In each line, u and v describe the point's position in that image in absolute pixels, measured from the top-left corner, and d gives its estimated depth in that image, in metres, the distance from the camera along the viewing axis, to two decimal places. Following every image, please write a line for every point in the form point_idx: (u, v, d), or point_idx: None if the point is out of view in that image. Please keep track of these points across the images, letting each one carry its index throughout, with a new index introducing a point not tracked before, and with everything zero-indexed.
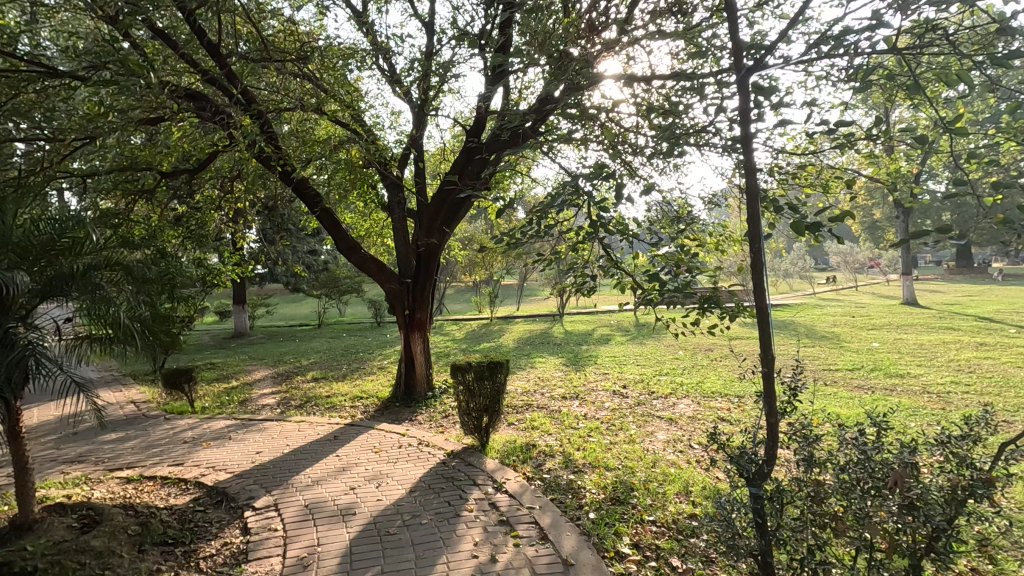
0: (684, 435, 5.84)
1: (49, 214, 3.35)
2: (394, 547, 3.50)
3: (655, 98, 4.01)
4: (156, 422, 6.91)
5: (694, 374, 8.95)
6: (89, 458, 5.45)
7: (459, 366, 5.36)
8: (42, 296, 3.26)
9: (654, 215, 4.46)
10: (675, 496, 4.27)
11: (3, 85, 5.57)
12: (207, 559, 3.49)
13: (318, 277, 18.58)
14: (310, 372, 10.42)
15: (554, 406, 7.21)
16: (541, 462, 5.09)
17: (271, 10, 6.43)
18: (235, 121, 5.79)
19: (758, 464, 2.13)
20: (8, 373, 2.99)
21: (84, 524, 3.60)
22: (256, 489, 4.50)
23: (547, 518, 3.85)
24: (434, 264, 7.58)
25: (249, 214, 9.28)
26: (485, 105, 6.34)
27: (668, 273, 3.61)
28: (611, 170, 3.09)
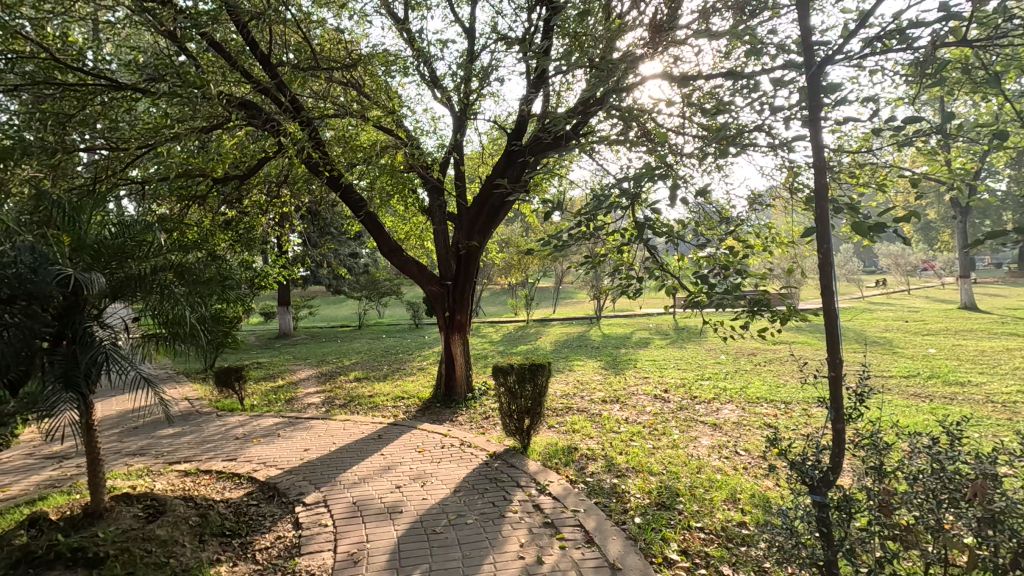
0: (729, 441, 5.71)
1: (119, 219, 3.55)
2: (441, 546, 3.54)
3: (702, 98, 3.94)
4: (209, 418, 7.19)
5: (738, 379, 8.75)
6: (149, 451, 5.71)
7: (501, 368, 5.40)
8: (113, 296, 3.44)
9: (700, 216, 4.38)
10: (724, 503, 4.18)
11: (73, 98, 5.91)
12: (263, 551, 3.60)
13: (359, 280, 18.98)
14: (352, 372, 10.66)
15: (595, 410, 7.16)
16: (584, 465, 5.08)
17: (318, 20, 6.61)
18: (285, 129, 6.01)
19: (822, 472, 2.10)
20: (85, 370, 3.16)
21: (148, 514, 3.79)
22: (305, 485, 4.63)
23: (592, 521, 3.83)
24: (473, 266, 7.64)
25: (295, 218, 9.55)
26: (526, 108, 6.36)
27: (716, 276, 3.54)
28: (662, 172, 3.05)
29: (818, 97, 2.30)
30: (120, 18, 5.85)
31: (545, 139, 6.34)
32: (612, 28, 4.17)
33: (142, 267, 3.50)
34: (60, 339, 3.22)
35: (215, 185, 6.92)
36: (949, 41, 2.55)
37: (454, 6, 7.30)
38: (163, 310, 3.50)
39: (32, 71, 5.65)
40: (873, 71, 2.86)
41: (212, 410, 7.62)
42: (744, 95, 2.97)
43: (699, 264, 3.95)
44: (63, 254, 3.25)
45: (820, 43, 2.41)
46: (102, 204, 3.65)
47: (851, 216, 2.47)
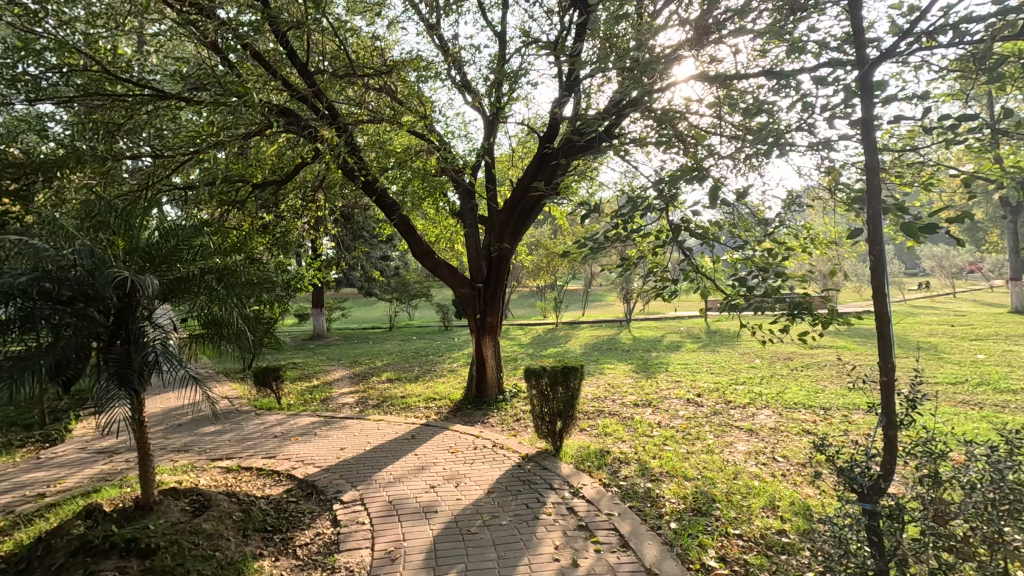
0: (766, 447, 5.59)
1: (169, 224, 3.69)
2: (476, 547, 3.57)
3: (739, 99, 3.89)
4: (248, 416, 7.41)
5: (774, 384, 8.54)
6: (193, 448, 5.92)
7: (533, 371, 5.41)
8: (163, 297, 3.59)
9: (736, 217, 4.31)
10: (763, 511, 4.10)
11: (121, 108, 6.17)
12: (303, 547, 3.69)
13: (390, 283, 19.26)
14: (384, 373, 10.82)
15: (627, 413, 7.09)
16: (617, 469, 5.04)
17: (353, 28, 6.74)
18: (321, 134, 6.15)
19: (871, 479, 2.08)
20: (139, 369, 3.31)
21: (195, 508, 3.93)
22: (342, 484, 4.72)
23: (627, 525, 3.82)
24: (504, 269, 7.68)
25: (329, 221, 9.75)
26: (557, 111, 6.37)
27: (755, 278, 3.47)
28: (703, 174, 3.03)
29: (870, 96, 2.26)
30: (166, 31, 6.08)
31: (577, 142, 6.32)
32: (646, 28, 4.13)
33: (190, 270, 3.66)
34: (115, 338, 3.35)
35: (254, 190, 7.13)
36: (1005, 34, 2.47)
37: (485, 11, 7.35)
38: (212, 311, 3.65)
39: (84, 83, 5.93)
40: (921, 67, 2.79)
41: (251, 409, 7.85)
42: (787, 95, 2.93)
43: (735, 266, 3.88)
44: (119, 257, 3.40)
45: (872, 41, 2.37)
46: (151, 209, 3.80)
47: (898, 218, 2.42)
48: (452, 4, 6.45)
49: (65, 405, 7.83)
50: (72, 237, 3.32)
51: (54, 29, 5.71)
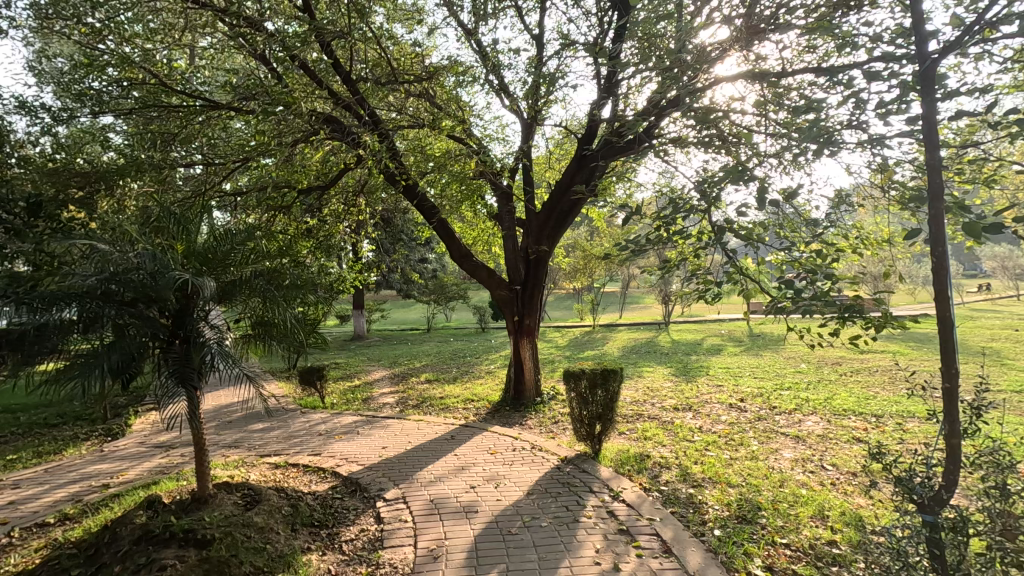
0: (814, 454, 5.42)
1: (223, 230, 3.87)
2: (517, 547, 3.59)
3: (786, 96, 3.79)
4: (294, 414, 7.66)
5: (822, 390, 8.25)
6: (243, 444, 6.16)
7: (572, 373, 5.39)
8: (219, 299, 3.75)
9: (781, 218, 4.20)
10: (811, 520, 3.98)
11: (176, 119, 6.46)
12: (349, 542, 3.79)
13: (428, 285, 19.58)
14: (424, 374, 10.99)
15: (667, 417, 6.99)
16: (658, 473, 4.98)
17: (394, 36, 6.88)
18: (364, 140, 6.31)
19: (932, 490, 2.02)
20: (197, 368, 3.49)
21: (246, 502, 4.10)
22: (385, 482, 4.82)
23: (669, 531, 3.76)
24: (542, 271, 7.68)
25: (370, 225, 9.98)
26: (595, 113, 6.34)
27: (803, 280, 3.36)
28: (749, 174, 2.96)
29: (930, 91, 2.19)
30: (216, 43, 6.33)
31: (616, 143, 6.28)
32: (688, 27, 4.07)
33: (243, 273, 3.82)
34: (174, 338, 3.55)
35: (299, 196, 7.38)
36: None
37: (523, 15, 7.36)
38: (266, 311, 3.83)
39: (142, 96, 6.25)
40: (985, 57, 2.66)
41: (297, 407, 8.11)
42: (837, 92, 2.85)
43: (781, 267, 3.78)
44: (178, 260, 3.59)
45: (931, 34, 2.29)
46: (206, 215, 3.98)
47: (960, 217, 2.31)
48: (490, 8, 6.50)
49: (126, 401, 8.29)
50: (135, 242, 3.52)
51: (116, 45, 6.01)
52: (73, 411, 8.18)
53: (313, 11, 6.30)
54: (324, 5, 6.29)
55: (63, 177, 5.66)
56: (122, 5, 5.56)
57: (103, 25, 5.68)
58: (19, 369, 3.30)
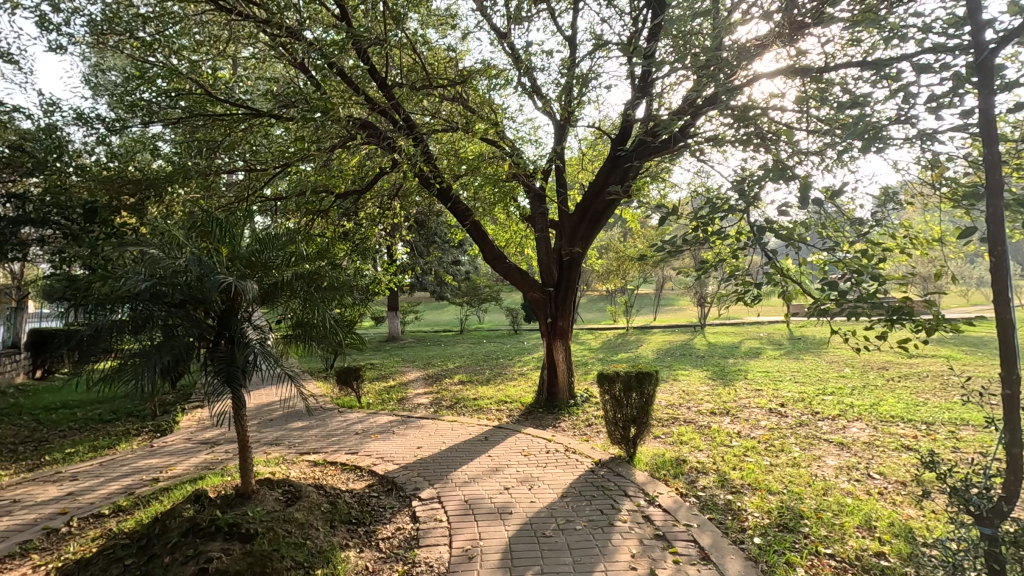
0: (860, 462, 5.23)
1: (265, 234, 3.99)
2: (551, 549, 3.59)
3: (829, 92, 3.67)
4: (331, 413, 7.84)
5: (868, 395, 7.95)
6: (283, 441, 6.33)
7: (606, 376, 5.33)
8: (261, 300, 3.86)
9: (823, 218, 4.07)
10: (857, 530, 3.83)
11: (220, 127, 6.69)
12: (385, 540, 3.85)
13: (461, 286, 19.77)
14: (457, 375, 11.10)
15: (703, 422, 6.85)
16: (695, 478, 4.89)
17: (428, 41, 6.96)
18: (399, 145, 6.42)
19: (992, 502, 1.92)
20: (242, 368, 3.60)
21: (287, 498, 4.21)
22: (420, 481, 4.88)
23: (707, 538, 3.68)
24: (576, 273, 7.64)
25: (404, 228, 10.14)
26: (629, 113, 6.27)
27: (847, 281, 3.25)
28: (791, 172, 2.89)
29: (988, 82, 2.09)
30: (258, 53, 6.53)
31: (651, 142, 6.20)
32: (725, 23, 3.99)
33: (285, 275, 3.93)
34: (220, 339, 3.67)
35: (337, 200, 7.55)
36: None
37: (556, 16, 7.35)
38: (306, 312, 3.93)
39: (190, 105, 6.51)
40: None
41: (334, 406, 8.29)
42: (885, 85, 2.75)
43: (823, 268, 3.66)
44: (223, 264, 3.72)
45: (989, 24, 2.19)
46: (249, 219, 4.11)
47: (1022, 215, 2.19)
48: (523, 11, 6.51)
49: (173, 398, 8.65)
50: (183, 247, 3.67)
51: (165, 57, 6.26)
52: (125, 407, 8.58)
53: (350, 19, 6.44)
54: (360, 12, 6.42)
55: (117, 185, 6.21)
56: (170, 18, 5.79)
57: (153, 38, 5.93)
58: (77, 369, 3.47)
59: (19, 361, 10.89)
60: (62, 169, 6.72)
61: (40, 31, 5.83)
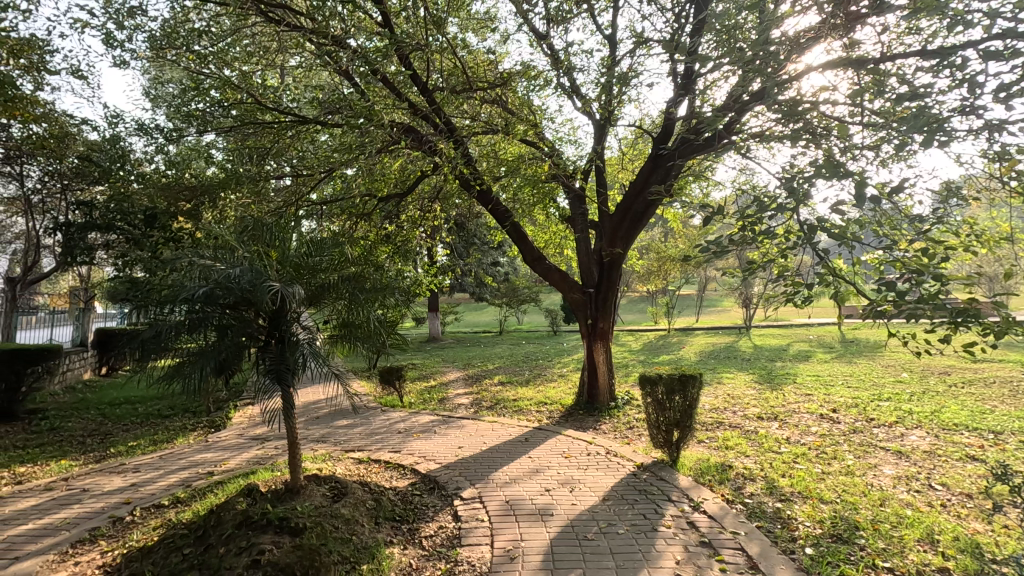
0: (920, 472, 4.97)
1: (313, 237, 4.11)
2: (594, 553, 3.55)
3: (885, 84, 3.51)
4: (375, 412, 8.01)
5: (929, 402, 7.53)
6: (329, 439, 6.52)
7: (648, 378, 5.24)
8: (308, 302, 3.97)
9: (879, 216, 3.88)
10: (918, 544, 3.64)
11: (270, 134, 6.93)
12: (428, 538, 3.90)
13: (500, 288, 19.90)
14: (497, 376, 11.16)
15: (749, 427, 6.65)
16: (741, 485, 4.75)
17: (468, 45, 7.02)
18: (440, 148, 6.50)
19: None
20: (291, 368, 3.72)
21: (334, 494, 4.32)
22: (462, 481, 4.93)
23: (756, 547, 3.58)
24: (617, 273, 7.56)
25: (444, 230, 10.26)
26: (670, 110, 6.17)
27: (907, 282, 3.10)
28: (850, 170, 2.77)
29: None
30: (304, 62, 6.73)
31: (694, 140, 6.07)
32: (773, 16, 3.86)
33: (331, 278, 4.04)
34: (271, 339, 3.79)
35: (379, 204, 7.71)
36: None
37: (595, 15, 7.29)
38: (351, 314, 4.04)
39: (241, 114, 6.78)
40: None
41: (377, 405, 8.47)
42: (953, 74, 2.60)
43: (879, 268, 3.50)
44: (273, 267, 3.84)
45: None
46: (297, 223, 4.23)
47: None
48: (563, 11, 6.49)
49: (226, 395, 9.04)
50: (236, 251, 3.81)
51: (218, 69, 6.53)
52: (182, 404, 9.00)
53: (392, 25, 6.56)
54: (402, 18, 6.54)
55: (174, 192, 6.52)
56: (224, 32, 6.05)
57: (209, 51, 6.20)
58: (140, 368, 3.66)
59: (87, 358, 11.58)
60: (125, 178, 7.10)
61: (106, 48, 6.18)
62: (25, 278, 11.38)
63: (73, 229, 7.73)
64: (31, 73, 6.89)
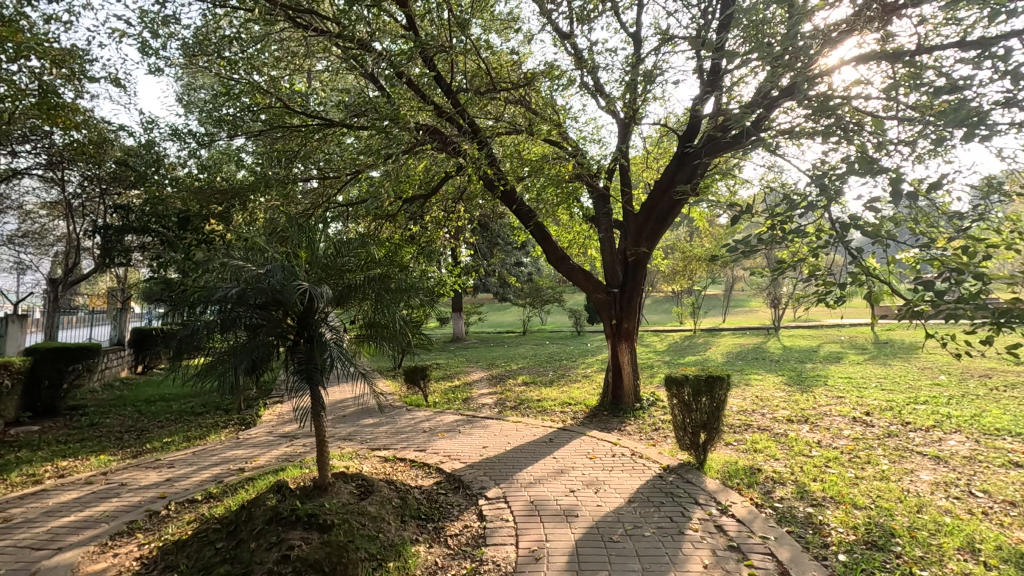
0: (959, 478, 4.80)
1: (340, 238, 4.16)
2: (619, 555, 3.53)
3: (922, 76, 3.40)
4: (400, 411, 8.09)
5: (968, 405, 7.26)
6: (356, 437, 6.61)
7: (674, 379, 5.18)
8: (336, 303, 4.03)
9: (916, 213, 3.75)
10: (958, 552, 3.52)
11: (297, 137, 7.06)
12: (454, 537, 3.92)
13: (524, 288, 19.90)
14: (521, 376, 11.17)
15: (779, 429, 6.52)
16: (771, 488, 4.66)
17: (491, 46, 7.04)
18: (464, 149, 6.53)
19: None
20: (320, 368, 3.78)
21: (361, 492, 4.38)
22: (486, 480, 4.94)
23: (786, 552, 3.50)
24: (642, 273, 7.48)
25: (468, 230, 10.31)
26: (696, 108, 6.08)
27: (945, 282, 3.00)
28: (885, 167, 2.69)
29: None
30: (331, 66, 6.84)
31: (721, 138, 5.98)
32: (803, 9, 3.77)
33: (358, 278, 4.09)
34: (299, 339, 3.85)
35: (404, 205, 7.79)
36: None
37: (620, 13, 7.24)
38: (377, 314, 4.09)
39: (270, 118, 6.92)
40: None
41: (402, 404, 8.56)
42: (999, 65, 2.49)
43: (915, 267, 3.39)
44: (302, 269, 3.91)
45: None
46: (324, 225, 4.29)
47: None
48: (586, 10, 6.46)
49: (256, 393, 9.24)
50: (266, 253, 3.88)
51: (248, 74, 6.69)
52: (215, 401, 9.24)
53: (417, 28, 6.61)
54: (426, 21, 6.59)
55: (206, 195, 6.70)
56: (253, 38, 6.18)
57: (239, 57, 6.35)
58: (175, 366, 3.77)
59: (124, 357, 11.97)
60: (159, 182, 7.32)
61: (142, 56, 6.38)
62: (67, 280, 11.82)
63: (111, 231, 8.00)
64: (72, 82, 7.15)
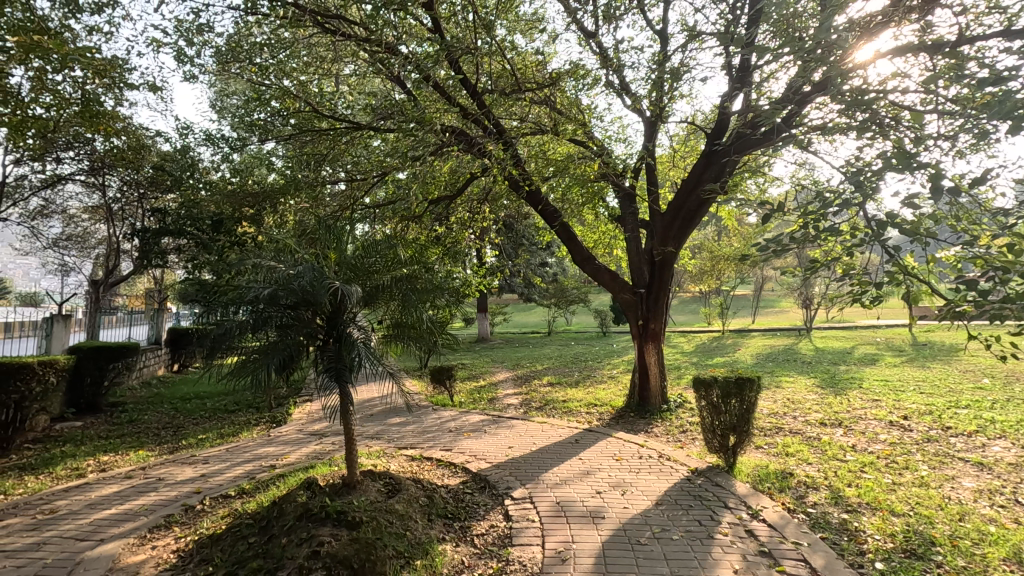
0: (1004, 485, 4.60)
1: (367, 239, 4.21)
2: (647, 558, 3.49)
3: (964, 68, 3.27)
4: (426, 410, 8.16)
5: (1014, 410, 6.95)
6: (383, 436, 6.69)
7: (703, 381, 5.09)
8: (364, 303, 4.09)
9: (959, 210, 3.60)
10: (1003, 563, 3.38)
11: (326, 141, 7.18)
12: (480, 536, 3.94)
13: (549, 288, 19.86)
14: (546, 376, 11.14)
15: (811, 433, 6.36)
16: (803, 493, 4.55)
17: (516, 46, 7.05)
18: (489, 150, 6.56)
19: None
20: (348, 367, 3.83)
21: (388, 490, 4.43)
22: (512, 481, 4.94)
23: (820, 558, 3.41)
24: (669, 273, 7.38)
25: (493, 231, 10.34)
26: (725, 105, 5.98)
27: (987, 281, 2.88)
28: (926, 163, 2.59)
29: None
30: (358, 70, 6.94)
31: (750, 135, 5.85)
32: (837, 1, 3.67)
33: (385, 279, 4.14)
34: (329, 338, 3.92)
35: (430, 206, 7.86)
36: None
37: (646, 10, 7.17)
38: (404, 314, 4.13)
39: (300, 122, 7.06)
40: None
41: (429, 403, 8.63)
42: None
43: (956, 266, 3.27)
44: (330, 269, 3.97)
45: None
46: (352, 226, 4.35)
47: None
48: (612, 8, 6.42)
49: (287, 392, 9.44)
50: (296, 254, 3.95)
51: (279, 79, 6.83)
52: (247, 399, 9.47)
53: (442, 31, 6.66)
54: (452, 23, 6.64)
55: (239, 198, 6.87)
56: (283, 44, 6.31)
57: (270, 63, 6.50)
58: (209, 365, 3.87)
59: (161, 355, 12.36)
60: (194, 186, 7.53)
61: (178, 64, 6.58)
62: (108, 281, 12.26)
63: (149, 234, 8.27)
64: (113, 90, 7.42)
